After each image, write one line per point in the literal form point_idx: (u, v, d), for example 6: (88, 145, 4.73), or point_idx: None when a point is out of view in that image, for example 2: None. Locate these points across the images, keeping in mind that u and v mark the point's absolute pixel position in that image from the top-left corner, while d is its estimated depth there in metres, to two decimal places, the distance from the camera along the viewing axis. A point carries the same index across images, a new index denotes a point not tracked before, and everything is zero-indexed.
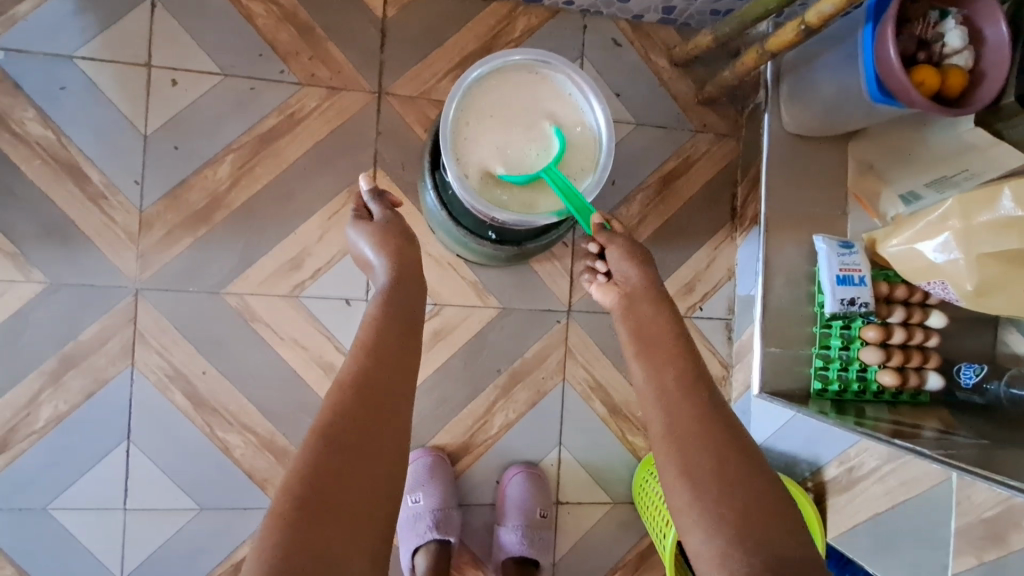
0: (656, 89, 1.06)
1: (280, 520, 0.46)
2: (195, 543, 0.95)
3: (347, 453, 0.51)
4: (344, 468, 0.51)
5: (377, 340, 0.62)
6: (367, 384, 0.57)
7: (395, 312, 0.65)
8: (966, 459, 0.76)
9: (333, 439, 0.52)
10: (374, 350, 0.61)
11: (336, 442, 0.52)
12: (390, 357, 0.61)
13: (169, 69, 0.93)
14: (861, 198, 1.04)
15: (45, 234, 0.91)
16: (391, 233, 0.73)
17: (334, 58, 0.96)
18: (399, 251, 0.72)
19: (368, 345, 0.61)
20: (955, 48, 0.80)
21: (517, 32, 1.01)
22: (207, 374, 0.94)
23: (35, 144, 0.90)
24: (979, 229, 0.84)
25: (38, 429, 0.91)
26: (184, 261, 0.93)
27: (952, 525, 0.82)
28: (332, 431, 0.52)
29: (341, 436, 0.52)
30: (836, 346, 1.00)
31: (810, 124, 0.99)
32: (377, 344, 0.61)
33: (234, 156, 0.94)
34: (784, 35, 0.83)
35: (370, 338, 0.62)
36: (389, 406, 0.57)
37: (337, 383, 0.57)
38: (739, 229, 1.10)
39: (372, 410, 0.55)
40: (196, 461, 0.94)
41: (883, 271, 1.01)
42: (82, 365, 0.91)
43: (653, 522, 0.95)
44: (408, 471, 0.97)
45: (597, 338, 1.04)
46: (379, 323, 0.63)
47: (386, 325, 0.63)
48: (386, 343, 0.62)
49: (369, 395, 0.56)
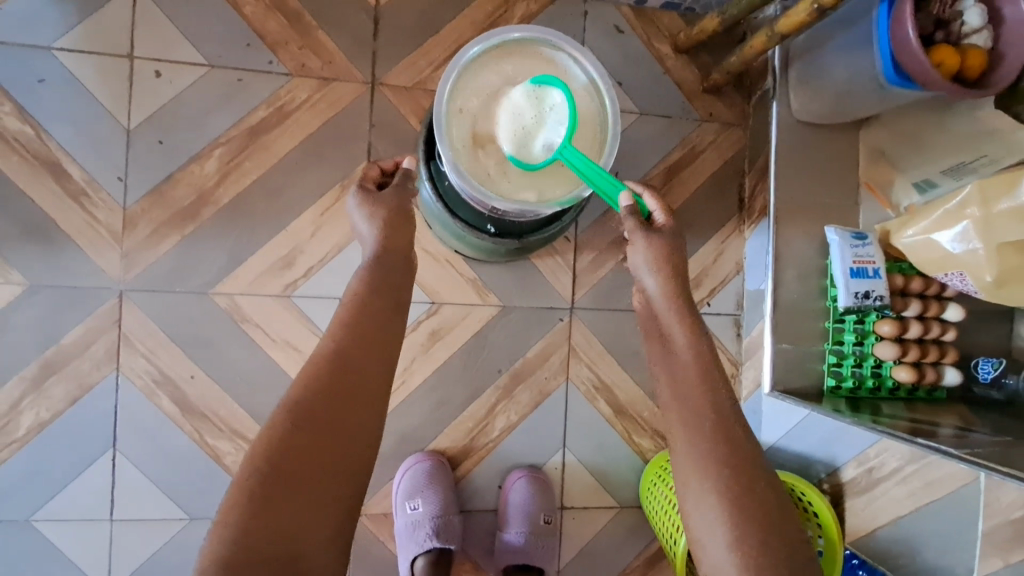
0: (660, 77, 1.03)
1: (238, 501, 0.46)
2: (185, 555, 0.91)
3: (314, 433, 0.50)
4: (308, 450, 0.50)
5: (359, 316, 0.59)
6: (342, 362, 0.55)
7: (380, 286, 0.62)
8: (992, 458, 0.72)
9: (300, 419, 0.51)
10: (356, 326, 0.58)
11: (304, 423, 0.51)
12: (371, 334, 0.58)
13: (152, 60, 0.89)
14: (873, 187, 1.00)
15: (24, 233, 0.87)
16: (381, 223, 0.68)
17: (325, 47, 0.92)
18: (396, 235, 0.66)
19: (350, 320, 0.58)
20: (974, 27, 0.77)
21: (515, 20, 0.97)
22: (195, 378, 0.90)
23: (13, 139, 0.86)
24: (998, 218, 0.81)
25: (18, 438, 0.87)
26: (170, 261, 0.90)
27: (980, 527, 0.80)
28: (300, 411, 0.51)
29: (309, 416, 0.51)
30: (850, 341, 0.96)
31: (819, 110, 0.95)
32: (357, 320, 0.58)
33: (222, 150, 0.90)
34: (795, 16, 0.79)
35: (352, 313, 0.59)
36: (364, 388, 0.54)
37: (312, 359, 0.55)
38: (747, 221, 1.06)
39: (346, 391, 0.53)
40: (184, 469, 0.90)
41: (897, 262, 0.97)
42: (65, 370, 0.87)
43: (662, 527, 0.91)
44: (407, 476, 0.93)
45: (601, 336, 1.01)
46: (363, 297, 0.60)
47: (369, 300, 0.60)
48: (367, 319, 0.59)
49: (343, 375, 0.54)
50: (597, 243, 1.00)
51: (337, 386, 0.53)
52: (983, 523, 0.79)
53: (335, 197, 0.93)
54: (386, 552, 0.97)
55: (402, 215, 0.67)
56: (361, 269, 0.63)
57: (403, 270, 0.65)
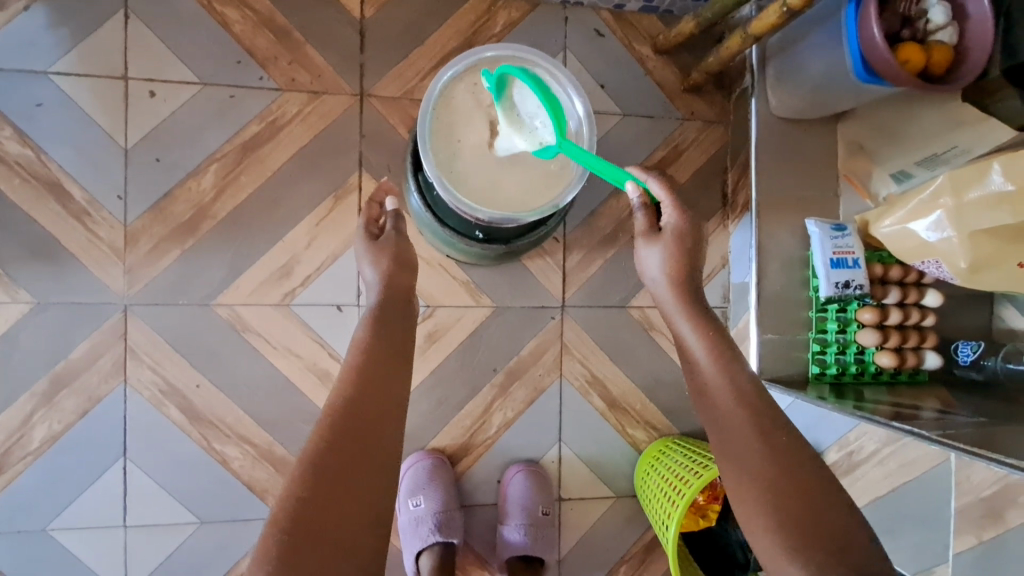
0: (641, 78, 1.05)
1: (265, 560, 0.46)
2: (197, 558, 0.94)
3: (334, 480, 0.52)
4: (331, 502, 0.51)
5: (366, 363, 0.62)
6: (354, 414, 0.57)
7: (384, 335, 0.66)
8: (966, 438, 0.75)
9: (321, 467, 0.52)
10: (365, 374, 0.60)
11: (324, 471, 0.52)
12: (380, 385, 0.60)
13: (146, 80, 0.91)
14: (851, 178, 1.03)
15: (29, 253, 0.90)
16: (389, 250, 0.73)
17: (314, 62, 0.95)
18: (401, 281, 0.72)
19: (360, 372, 0.61)
20: (939, 24, 0.80)
21: (497, 27, 1.00)
22: (201, 388, 0.93)
23: (14, 162, 0.89)
24: (970, 207, 0.83)
25: (33, 450, 0.90)
26: (172, 274, 0.92)
27: (953, 506, 0.84)
28: (320, 457, 0.53)
29: (328, 462, 0.53)
30: (833, 329, 0.99)
31: (797, 106, 0.98)
32: (367, 373, 0.61)
33: (218, 166, 0.93)
34: (766, 18, 0.82)
35: (359, 362, 0.62)
36: (379, 433, 0.57)
37: (326, 409, 0.57)
38: (731, 216, 1.09)
39: (362, 436, 0.55)
40: (194, 475, 0.93)
41: (877, 252, 1.00)
42: (74, 384, 0.90)
43: (656, 514, 0.95)
44: (409, 474, 0.96)
45: (592, 333, 1.04)
46: (368, 347, 0.64)
47: (374, 352, 0.63)
48: (376, 367, 0.62)
49: (358, 420, 0.56)
50: (585, 243, 1.03)
51: (353, 431, 0.55)
52: (955, 502, 0.83)
53: (328, 207, 0.95)
54: (392, 548, 1.00)
55: (398, 264, 0.73)
56: (366, 316, 0.68)
57: (406, 307, 0.71)
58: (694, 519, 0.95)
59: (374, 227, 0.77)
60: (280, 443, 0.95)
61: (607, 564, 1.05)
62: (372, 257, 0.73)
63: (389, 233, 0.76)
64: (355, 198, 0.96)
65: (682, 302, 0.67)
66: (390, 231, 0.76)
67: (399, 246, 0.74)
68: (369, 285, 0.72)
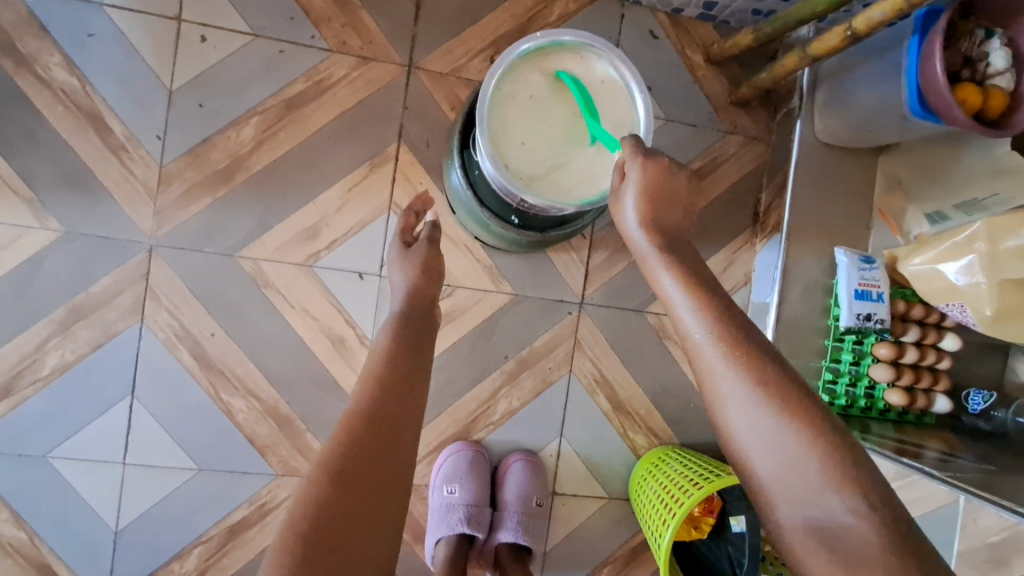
0: (689, 85, 1.05)
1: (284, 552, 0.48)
2: (191, 503, 0.95)
3: (354, 489, 0.53)
4: (350, 501, 0.53)
5: (390, 372, 0.63)
6: (376, 416, 0.59)
7: (409, 344, 0.67)
8: (970, 483, 0.76)
9: (342, 473, 0.54)
10: (389, 383, 0.62)
11: (341, 482, 0.53)
12: (401, 386, 0.62)
13: (198, 25, 0.91)
14: (885, 213, 1.02)
15: (63, 181, 0.90)
16: (430, 256, 0.77)
17: (368, 28, 0.95)
18: None
19: (382, 375, 0.63)
20: (999, 69, 0.79)
21: (553, 17, 0.99)
22: (215, 336, 0.93)
23: (59, 89, 0.89)
24: (1004, 256, 0.82)
25: (43, 377, 0.91)
26: (200, 220, 0.93)
27: (955, 547, 0.84)
28: (341, 467, 0.54)
29: (344, 472, 0.54)
30: (846, 360, 0.99)
31: (841, 134, 0.99)
32: (388, 378, 0.62)
33: (259, 119, 0.93)
34: (828, 40, 0.82)
35: (380, 372, 0.63)
36: (398, 444, 0.58)
37: (349, 413, 0.59)
38: (760, 235, 1.07)
39: (382, 447, 0.57)
40: (198, 423, 0.94)
41: (901, 289, 0.98)
42: (91, 316, 0.91)
43: (649, 519, 0.95)
44: (448, 463, 0.98)
45: (606, 332, 1.04)
46: (391, 358, 0.65)
47: (397, 357, 0.65)
48: (393, 377, 0.63)
49: (380, 431, 0.58)
50: (612, 243, 1.03)
51: (372, 440, 0.57)
52: (957, 544, 0.84)
53: (363, 174, 0.95)
54: None
55: (422, 273, 0.76)
56: (400, 319, 0.71)
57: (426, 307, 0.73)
58: (688, 529, 0.95)
59: (409, 236, 0.82)
60: (286, 402, 0.96)
61: (592, 564, 1.05)
62: (401, 264, 0.77)
63: (422, 241, 0.80)
64: (390, 168, 0.96)
65: (667, 269, 0.62)
66: (423, 238, 0.80)
67: (427, 254, 0.78)
68: (397, 289, 0.76)
